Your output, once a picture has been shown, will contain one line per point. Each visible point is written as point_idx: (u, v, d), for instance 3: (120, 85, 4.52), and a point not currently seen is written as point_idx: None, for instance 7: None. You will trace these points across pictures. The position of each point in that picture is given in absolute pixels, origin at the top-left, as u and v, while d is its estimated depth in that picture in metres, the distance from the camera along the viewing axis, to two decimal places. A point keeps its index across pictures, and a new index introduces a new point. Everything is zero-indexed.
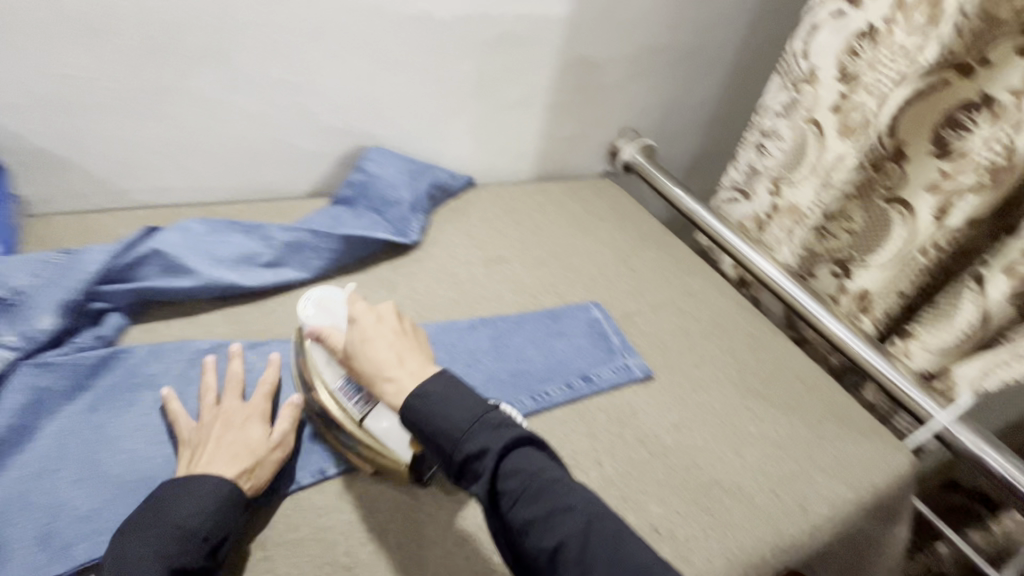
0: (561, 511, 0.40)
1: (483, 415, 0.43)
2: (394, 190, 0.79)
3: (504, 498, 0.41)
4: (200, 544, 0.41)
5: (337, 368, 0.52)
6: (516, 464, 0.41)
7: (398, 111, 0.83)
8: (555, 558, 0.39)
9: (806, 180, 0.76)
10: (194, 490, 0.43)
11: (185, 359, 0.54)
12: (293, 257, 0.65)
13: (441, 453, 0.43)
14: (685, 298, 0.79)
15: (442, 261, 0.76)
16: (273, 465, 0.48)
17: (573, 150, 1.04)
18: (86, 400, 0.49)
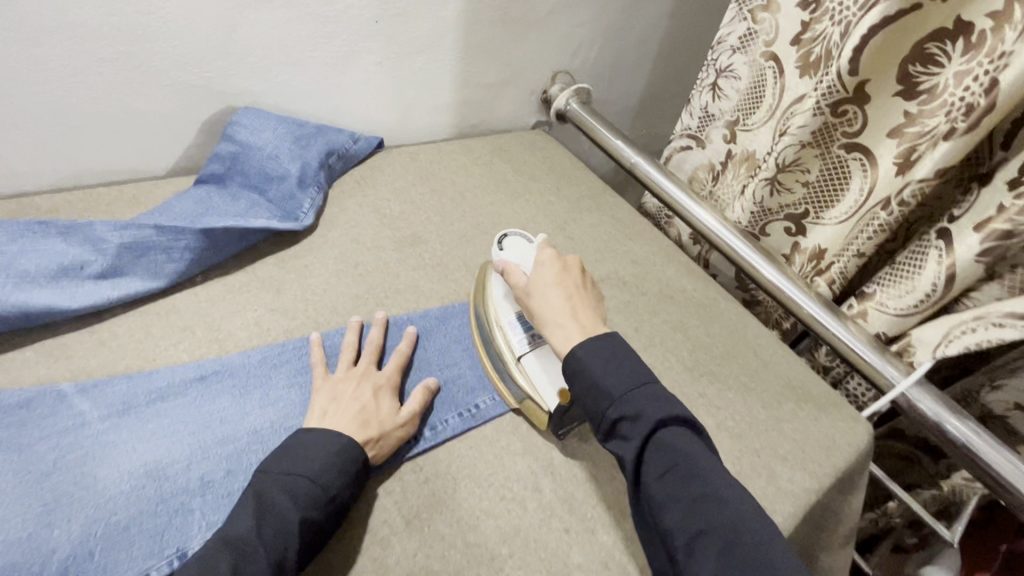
0: (710, 500, 0.36)
1: (644, 382, 0.42)
2: (277, 163, 0.64)
3: (648, 468, 0.38)
4: (326, 503, 0.38)
5: (514, 307, 0.52)
6: (671, 440, 0.39)
7: (277, 61, 0.66)
8: (694, 543, 0.35)
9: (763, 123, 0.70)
10: (324, 441, 0.40)
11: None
12: (137, 263, 0.50)
13: (591, 407, 0.42)
14: (630, 268, 0.71)
15: (344, 247, 0.63)
16: (396, 441, 0.44)
17: (500, 99, 0.91)
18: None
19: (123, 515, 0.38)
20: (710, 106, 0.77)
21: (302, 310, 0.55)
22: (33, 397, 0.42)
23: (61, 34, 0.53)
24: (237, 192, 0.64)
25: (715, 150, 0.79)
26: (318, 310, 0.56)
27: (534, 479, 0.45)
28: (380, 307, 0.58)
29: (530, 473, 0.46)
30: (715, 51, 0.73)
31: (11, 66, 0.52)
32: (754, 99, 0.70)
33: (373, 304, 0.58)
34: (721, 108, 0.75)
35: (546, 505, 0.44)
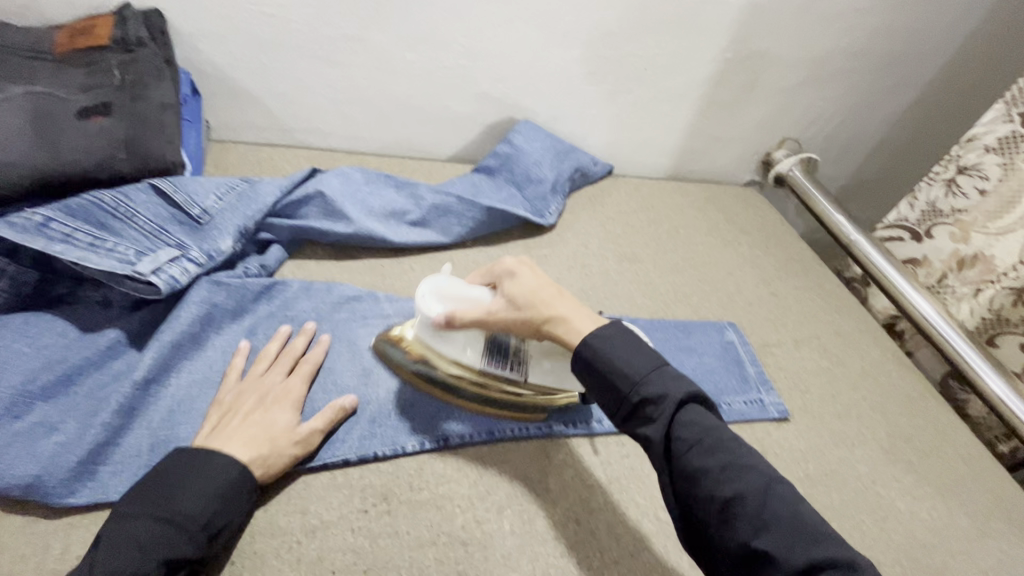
0: (737, 466, 0.38)
1: (660, 365, 0.42)
2: (537, 168, 0.78)
3: (676, 448, 0.39)
4: (197, 534, 0.37)
5: (476, 345, 0.48)
6: (693, 416, 0.40)
7: (556, 88, 0.80)
8: (728, 510, 0.36)
9: (1010, 230, 0.67)
10: (194, 472, 0.39)
11: (333, 301, 0.57)
12: (438, 220, 0.66)
13: (611, 395, 0.42)
14: (833, 338, 0.71)
15: (575, 250, 0.73)
16: (287, 460, 0.43)
17: (724, 153, 0.96)
18: (247, 324, 0.53)
19: (410, 395, 0.50)
20: (939, 201, 0.74)
21: None
22: (362, 295, 0.58)
23: (426, 45, 0.71)
24: (501, 184, 0.78)
25: (935, 248, 0.75)
26: None
27: None
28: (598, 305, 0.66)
29: None
30: (961, 147, 0.71)
31: (389, 64, 0.72)
32: (1004, 204, 0.67)
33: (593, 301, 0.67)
34: (955, 207, 0.72)
35: None
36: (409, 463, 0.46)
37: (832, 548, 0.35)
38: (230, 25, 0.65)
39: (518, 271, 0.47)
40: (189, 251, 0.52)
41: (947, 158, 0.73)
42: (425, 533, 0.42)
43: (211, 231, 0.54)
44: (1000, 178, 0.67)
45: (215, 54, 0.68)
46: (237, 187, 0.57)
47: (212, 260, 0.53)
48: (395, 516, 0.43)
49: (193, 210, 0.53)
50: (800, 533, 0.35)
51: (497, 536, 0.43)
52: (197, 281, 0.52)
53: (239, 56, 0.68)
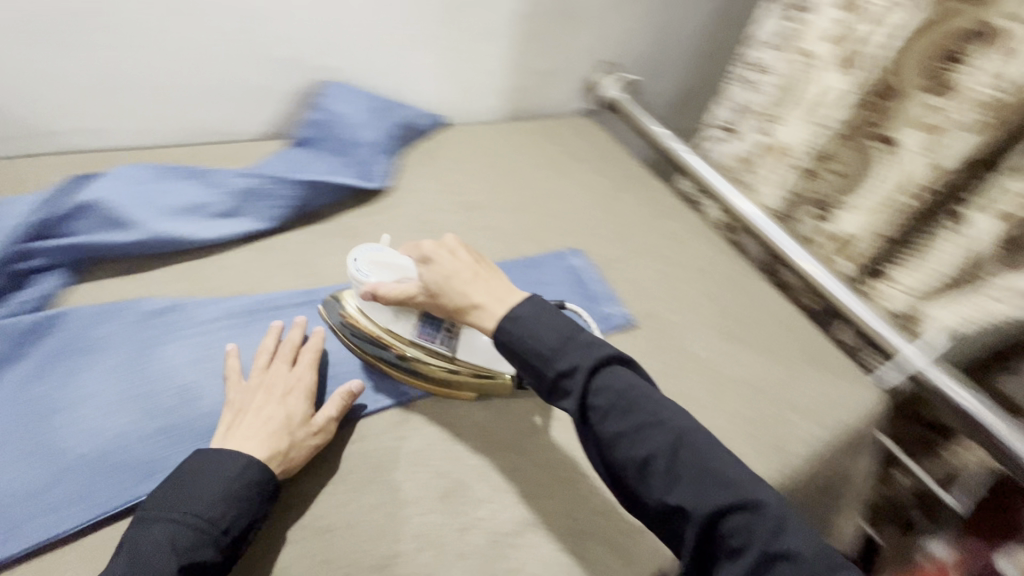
0: (649, 424, 0.42)
1: (572, 333, 0.44)
2: (357, 130, 0.73)
3: (595, 414, 0.42)
4: (218, 539, 0.38)
5: (409, 316, 0.52)
6: (606, 381, 0.43)
7: (359, 41, 0.75)
8: (643, 468, 0.41)
9: (794, 115, 0.75)
10: (210, 473, 0.40)
11: (136, 318, 0.50)
12: (252, 206, 0.60)
13: (531, 372, 0.44)
14: (666, 242, 0.77)
15: (413, 208, 0.71)
16: (308, 450, 0.44)
17: (553, 85, 0.97)
18: (27, 369, 0.45)
19: None
20: (742, 101, 0.83)
21: None
22: (172, 305, 0.52)
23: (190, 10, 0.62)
24: (323, 153, 0.73)
25: (745, 143, 0.83)
26: None
27: None
28: None
29: None
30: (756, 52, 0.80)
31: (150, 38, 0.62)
32: (785, 95, 0.76)
33: None
34: (754, 102, 0.81)
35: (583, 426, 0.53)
36: None
37: (737, 489, 0.40)
38: None
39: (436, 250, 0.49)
40: None
41: (740, 60, 0.82)
42: None
43: None
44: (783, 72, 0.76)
45: None
46: None
47: None
48: None
49: None
50: (705, 481, 0.40)
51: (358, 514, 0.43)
52: None
53: None
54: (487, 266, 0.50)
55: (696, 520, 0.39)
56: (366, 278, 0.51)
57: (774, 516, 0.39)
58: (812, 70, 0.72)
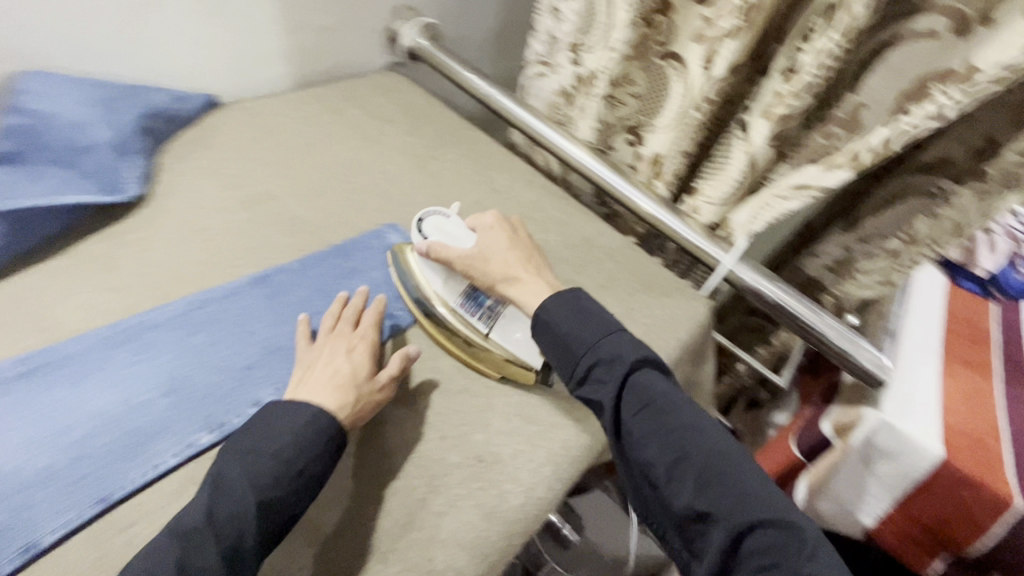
0: (684, 428, 0.46)
1: (613, 332, 0.50)
2: (82, 132, 0.58)
3: (628, 409, 0.47)
4: (294, 479, 0.40)
5: (458, 284, 0.53)
6: (645, 379, 0.48)
7: (51, 13, 0.57)
8: (673, 469, 0.45)
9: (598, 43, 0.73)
10: (291, 415, 0.43)
11: None
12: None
13: (564, 358, 0.49)
14: (492, 196, 0.73)
15: (183, 214, 0.59)
16: (370, 405, 0.46)
17: (344, 39, 0.85)
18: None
19: None
20: (553, 30, 0.77)
21: (141, 286, 0.51)
22: None
23: None
24: (43, 169, 0.55)
25: (564, 75, 0.79)
26: (162, 281, 0.52)
27: (409, 400, 0.50)
28: (232, 269, 0.55)
29: (405, 396, 0.50)
30: None
31: None
32: (588, 21, 0.72)
33: (224, 268, 0.55)
34: (564, 32, 0.75)
35: (419, 419, 0.49)
36: None
37: (765, 506, 0.43)
38: None
39: (495, 224, 0.55)
40: None
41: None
42: None
43: None
44: None
45: None
46: None
47: None
48: None
49: None
50: (730, 491, 0.44)
51: None
52: None
53: None
54: (537, 258, 0.56)
55: (719, 526, 0.43)
56: (425, 237, 0.53)
57: (799, 535, 0.42)
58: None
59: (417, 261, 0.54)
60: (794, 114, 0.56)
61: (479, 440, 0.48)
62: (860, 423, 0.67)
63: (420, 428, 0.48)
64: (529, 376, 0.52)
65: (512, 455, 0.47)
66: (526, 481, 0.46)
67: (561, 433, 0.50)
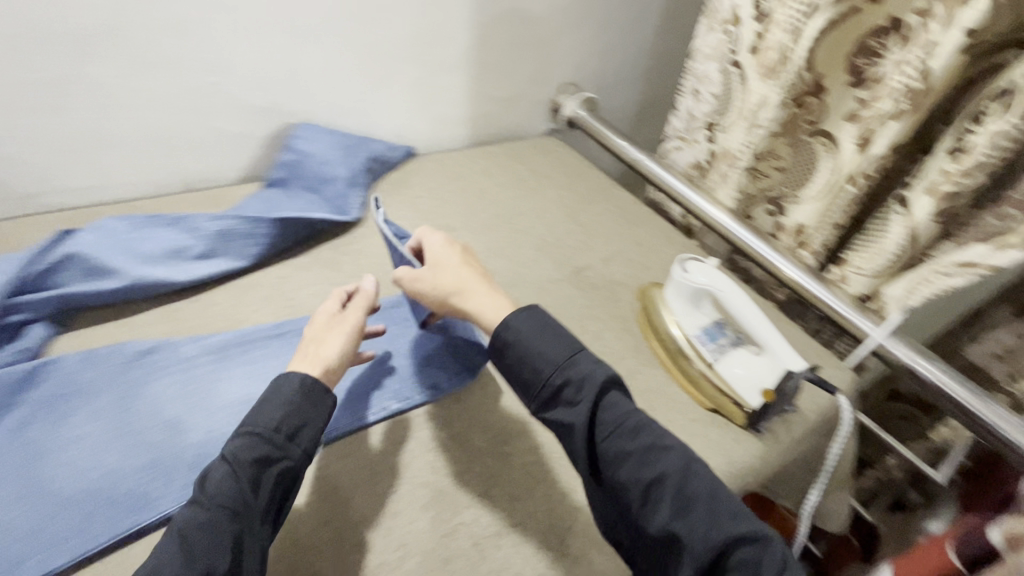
0: (657, 448, 0.44)
1: (578, 351, 0.48)
2: (328, 167, 0.77)
3: (599, 430, 0.45)
4: (285, 446, 0.43)
5: (700, 319, 0.61)
6: (615, 401, 0.46)
7: (323, 85, 0.79)
8: (649, 490, 0.43)
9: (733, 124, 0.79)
10: (275, 397, 0.45)
11: (122, 361, 0.52)
12: (227, 247, 0.64)
13: (533, 383, 0.47)
14: (634, 248, 0.80)
15: (388, 236, 0.74)
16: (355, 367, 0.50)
17: (516, 108, 1.01)
18: (15, 419, 0.47)
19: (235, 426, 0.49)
20: (692, 109, 0.86)
21: None
22: (153, 348, 0.53)
23: (160, 67, 0.66)
24: (298, 193, 0.77)
25: (700, 149, 0.88)
26: None
27: None
28: None
29: None
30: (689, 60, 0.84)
31: (118, 98, 0.66)
32: (725, 102, 0.82)
33: None
34: (700, 111, 0.85)
35: None
36: None
37: (752, 525, 0.42)
38: None
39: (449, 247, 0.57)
40: None
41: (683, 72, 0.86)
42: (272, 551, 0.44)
43: None
44: (721, 80, 0.80)
45: None
46: None
47: None
48: None
49: None
50: (717, 510, 0.42)
51: (344, 529, 0.46)
52: None
53: None
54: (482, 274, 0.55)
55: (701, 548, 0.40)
56: (686, 273, 0.61)
57: (780, 553, 0.41)
58: (741, 78, 0.77)
59: (669, 295, 0.64)
60: (963, 192, 0.57)
61: None
62: None
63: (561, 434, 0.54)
64: (740, 416, 0.57)
65: None
66: None
67: None
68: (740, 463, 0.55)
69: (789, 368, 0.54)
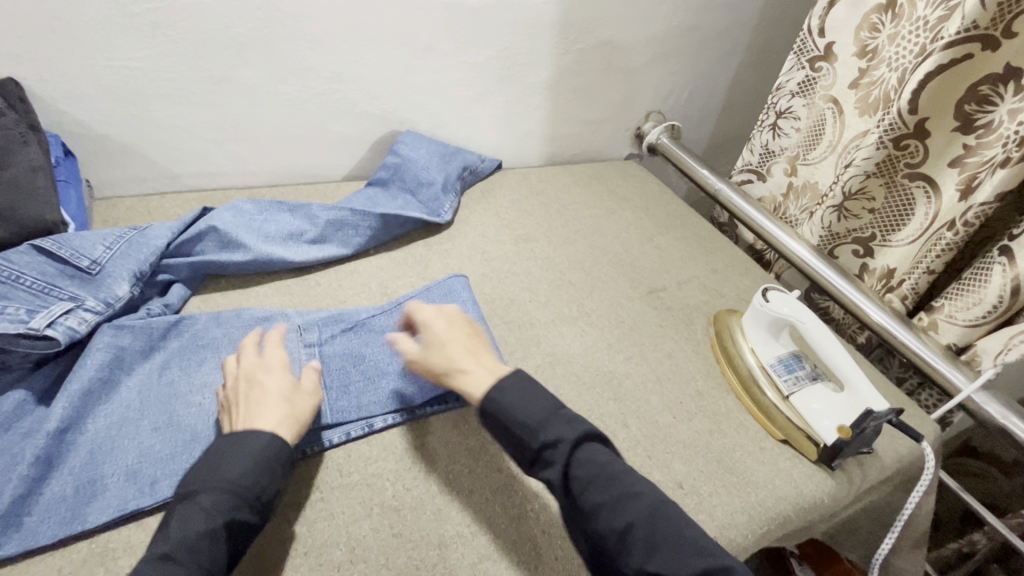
0: (630, 497, 0.43)
1: (557, 409, 0.47)
2: (427, 172, 0.83)
3: (577, 482, 0.44)
4: (253, 503, 0.43)
5: (778, 349, 0.62)
6: (588, 453, 0.45)
7: (429, 98, 0.86)
8: (624, 538, 0.42)
9: (823, 158, 0.81)
10: (242, 446, 0.44)
11: (244, 323, 0.59)
12: (336, 234, 0.72)
13: (517, 441, 0.46)
14: (710, 275, 0.81)
15: (473, 240, 0.80)
16: (308, 408, 0.50)
17: (600, 132, 1.05)
18: (158, 360, 0.54)
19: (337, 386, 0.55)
20: (770, 144, 0.87)
21: None
22: (273, 315, 0.61)
23: (296, 74, 0.75)
24: (397, 194, 0.83)
25: (775, 184, 0.89)
26: None
27: (623, 418, 0.58)
28: (500, 285, 0.73)
29: (620, 415, 0.59)
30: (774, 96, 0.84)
31: (259, 98, 0.75)
32: (814, 135, 0.81)
33: (495, 282, 0.73)
34: (782, 146, 0.85)
35: (632, 436, 0.57)
36: (338, 456, 0.52)
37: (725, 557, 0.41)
38: (91, 83, 0.66)
39: (438, 311, 0.55)
40: (85, 301, 0.53)
41: (765, 107, 0.86)
42: (358, 508, 0.48)
43: (105, 280, 0.55)
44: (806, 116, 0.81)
45: (83, 114, 0.68)
46: (126, 235, 0.58)
47: (110, 307, 0.55)
48: (330, 501, 0.49)
49: (81, 262, 0.55)
50: (684, 550, 0.41)
51: (426, 498, 0.50)
52: (99, 328, 0.53)
53: (112, 112, 0.69)
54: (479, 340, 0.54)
55: None
56: (766, 303, 0.62)
57: None
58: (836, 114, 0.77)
59: (748, 322, 0.64)
60: None
61: (678, 470, 0.55)
62: None
63: (628, 443, 0.56)
64: (813, 450, 0.56)
65: (709, 493, 0.53)
66: (720, 520, 0.51)
67: (759, 493, 0.53)
68: (810, 497, 0.54)
69: (870, 408, 0.53)
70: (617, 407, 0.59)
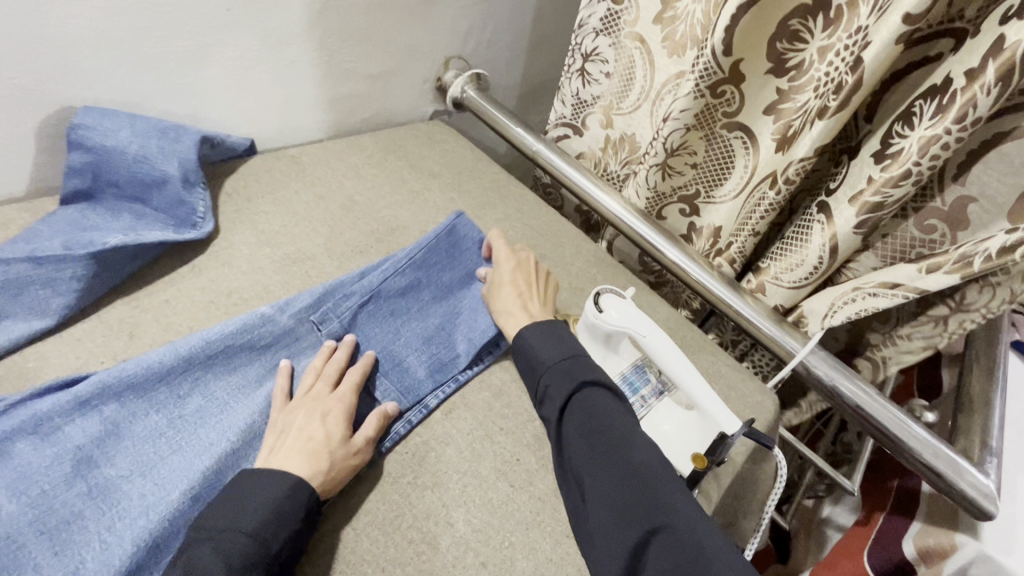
0: (620, 437, 0.45)
1: (575, 355, 0.51)
2: (150, 164, 0.57)
3: (570, 419, 0.47)
4: (265, 562, 0.39)
5: (620, 365, 0.52)
6: (591, 397, 0.48)
7: (104, 64, 0.54)
8: (600, 476, 0.43)
9: (636, 106, 0.70)
10: (260, 485, 0.41)
11: (223, 351, 0.49)
12: (18, 301, 0.48)
13: (532, 381, 0.51)
14: (540, 263, 0.68)
15: (213, 274, 0.58)
16: (347, 470, 0.45)
17: (390, 86, 0.82)
18: (139, 428, 0.44)
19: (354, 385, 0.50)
20: (581, 92, 0.75)
21: None
22: (251, 323, 0.50)
23: None
24: (116, 207, 0.58)
25: (593, 137, 0.78)
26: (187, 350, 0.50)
27: (450, 512, 0.46)
28: None
29: (442, 507, 0.46)
30: (578, 35, 0.71)
31: None
32: (625, 84, 0.71)
33: None
34: (594, 94, 0.74)
35: (462, 535, 0.45)
36: None
37: (686, 525, 0.39)
38: None
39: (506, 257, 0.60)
40: None
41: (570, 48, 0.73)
42: None
43: None
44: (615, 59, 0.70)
45: None
46: None
47: None
48: None
49: None
50: (654, 503, 0.41)
51: None
52: None
53: None
54: (535, 289, 0.58)
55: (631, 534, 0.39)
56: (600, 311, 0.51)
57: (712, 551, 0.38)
58: (644, 55, 0.66)
59: (582, 334, 0.54)
60: (888, 203, 0.51)
61: (524, 566, 0.45)
62: (953, 550, 0.57)
63: (457, 550, 0.44)
64: None
65: None
66: None
67: None
68: None
69: (723, 430, 0.45)
70: (438, 496, 0.47)
